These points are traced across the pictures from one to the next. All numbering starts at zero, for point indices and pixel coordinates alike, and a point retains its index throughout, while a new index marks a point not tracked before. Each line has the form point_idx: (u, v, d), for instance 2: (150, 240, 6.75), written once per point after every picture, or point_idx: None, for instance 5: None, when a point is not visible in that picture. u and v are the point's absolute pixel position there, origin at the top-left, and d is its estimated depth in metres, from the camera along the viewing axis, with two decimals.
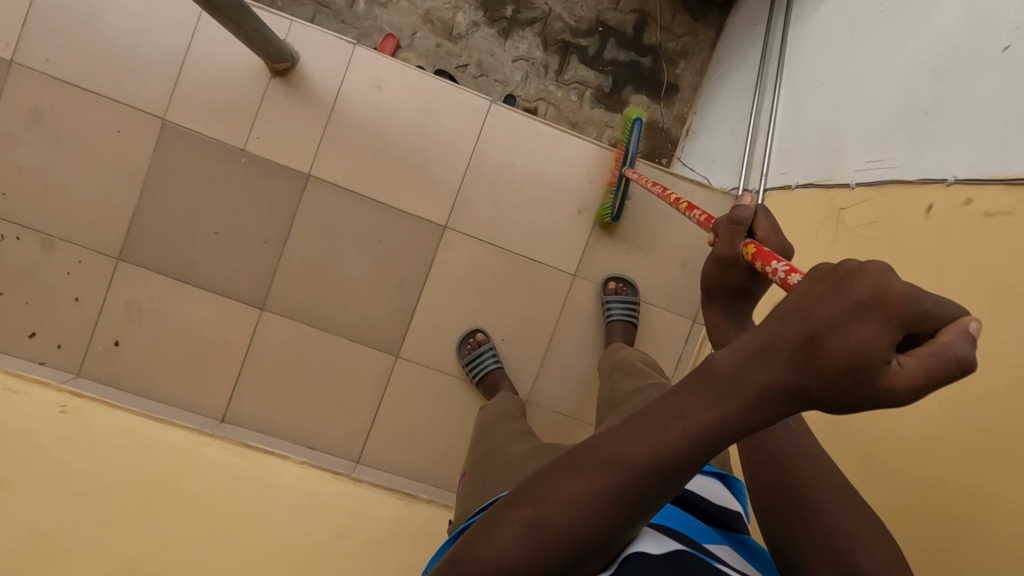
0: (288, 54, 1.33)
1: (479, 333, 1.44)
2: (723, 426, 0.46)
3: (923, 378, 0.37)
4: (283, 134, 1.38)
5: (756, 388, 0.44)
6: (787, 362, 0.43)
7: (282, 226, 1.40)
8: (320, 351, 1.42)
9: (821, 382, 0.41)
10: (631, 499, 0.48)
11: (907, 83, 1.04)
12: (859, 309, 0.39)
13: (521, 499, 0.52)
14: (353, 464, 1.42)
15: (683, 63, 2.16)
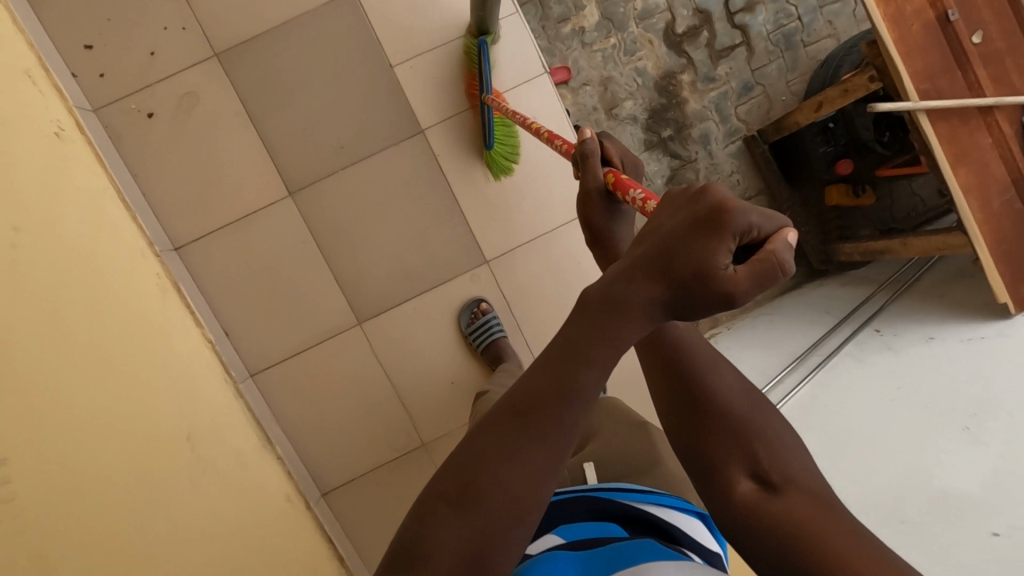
0: (491, 34, 1.33)
1: (484, 302, 1.41)
2: (607, 328, 0.51)
3: (753, 277, 0.47)
4: (432, 86, 1.37)
5: (638, 300, 0.51)
6: (650, 276, 0.51)
7: (365, 149, 1.37)
8: (303, 266, 1.38)
9: (679, 286, 0.50)
10: (551, 443, 0.50)
11: (902, 496, 1.17)
12: (703, 231, 0.49)
13: (447, 467, 0.51)
14: (245, 376, 1.38)
15: None
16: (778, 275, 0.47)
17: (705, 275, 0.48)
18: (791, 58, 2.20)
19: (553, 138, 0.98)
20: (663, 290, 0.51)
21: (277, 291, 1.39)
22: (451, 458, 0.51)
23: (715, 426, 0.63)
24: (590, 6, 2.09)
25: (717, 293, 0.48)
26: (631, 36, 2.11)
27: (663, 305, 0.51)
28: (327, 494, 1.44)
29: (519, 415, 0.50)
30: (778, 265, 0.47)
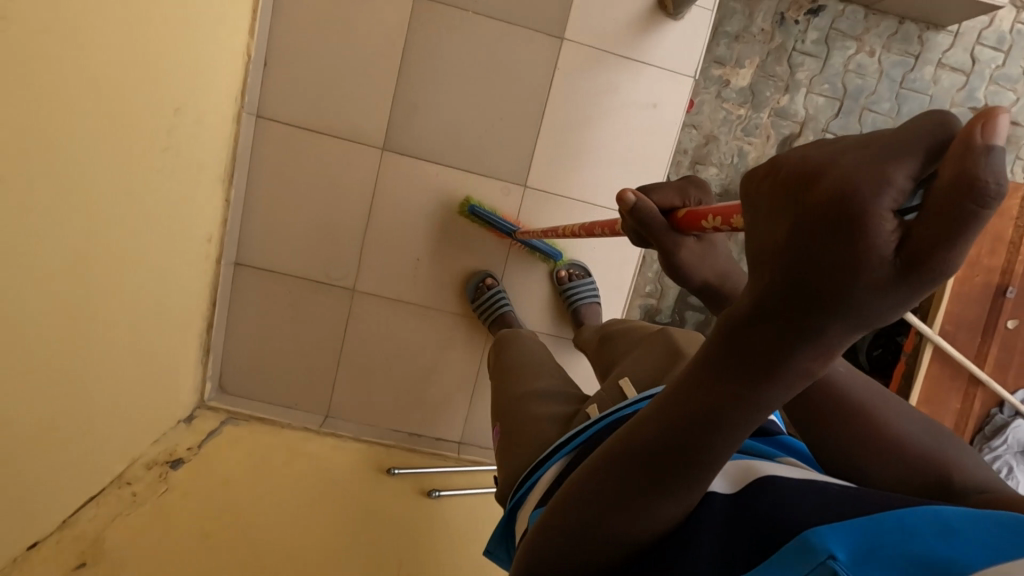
0: (681, 8, 1.30)
1: (491, 277, 1.39)
2: (753, 379, 0.42)
3: (934, 240, 0.30)
4: (597, 10, 1.34)
5: (755, 319, 0.40)
6: (756, 294, 0.39)
7: (504, 11, 1.32)
8: (375, 63, 1.32)
9: (802, 292, 0.36)
10: (662, 482, 0.48)
11: None
12: (810, 208, 0.34)
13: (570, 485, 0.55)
14: (253, 111, 1.30)
15: None
16: (977, 217, 0.29)
17: (856, 262, 0.33)
18: None
19: (594, 229, 1.01)
20: (780, 300, 0.37)
21: (336, 66, 1.32)
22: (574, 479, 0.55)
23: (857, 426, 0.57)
24: (748, 69, 2.09)
25: (893, 273, 0.32)
26: (758, 119, 2.12)
27: (797, 316, 0.37)
28: (241, 264, 1.38)
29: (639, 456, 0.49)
30: (970, 193, 0.28)
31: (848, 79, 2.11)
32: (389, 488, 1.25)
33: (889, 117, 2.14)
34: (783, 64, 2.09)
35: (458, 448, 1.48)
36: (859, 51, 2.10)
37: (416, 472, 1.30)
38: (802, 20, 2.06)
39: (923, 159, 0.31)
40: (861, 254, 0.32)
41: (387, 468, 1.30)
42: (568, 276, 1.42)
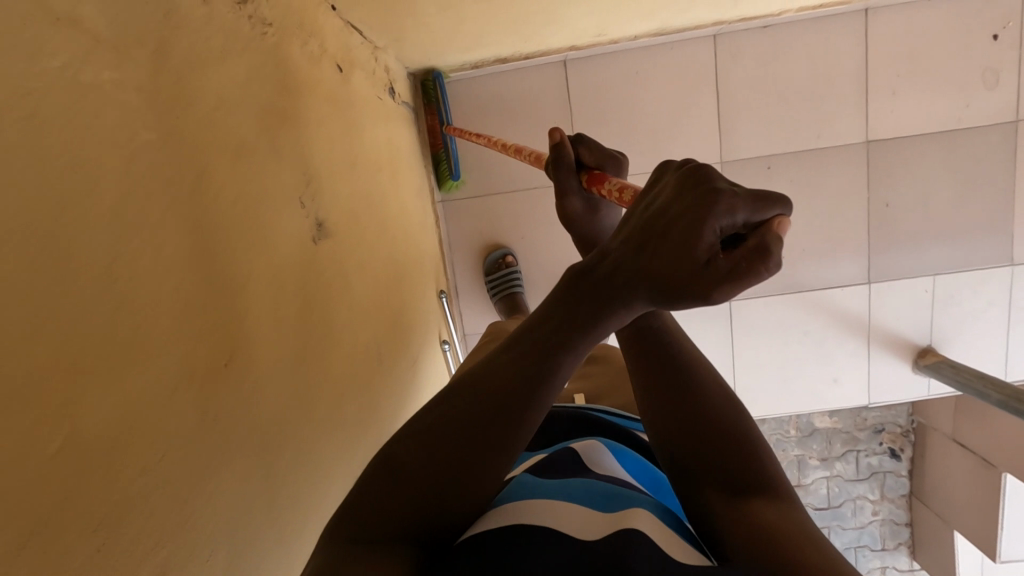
0: (926, 371, 1.43)
1: (513, 255, 1.40)
2: (579, 322, 0.46)
3: (737, 259, 0.40)
4: (903, 301, 1.44)
5: (631, 280, 0.45)
6: (635, 262, 0.45)
7: (877, 227, 1.40)
8: (796, 128, 1.36)
9: (658, 263, 0.44)
10: (483, 406, 0.45)
11: None
12: (677, 188, 0.44)
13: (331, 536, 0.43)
14: (715, 34, 1.31)
15: None
16: (762, 268, 0.39)
17: (679, 256, 0.42)
18: None
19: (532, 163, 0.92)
20: (647, 269, 0.44)
21: (784, 92, 1.34)
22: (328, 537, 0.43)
23: (709, 410, 0.56)
24: (827, 422, 2.33)
25: (705, 265, 0.42)
26: (789, 449, 2.34)
27: (649, 281, 0.45)
28: (567, 65, 1.34)
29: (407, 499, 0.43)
30: (763, 252, 0.39)
31: (847, 504, 2.36)
32: (433, 303, 1.21)
33: None
34: (842, 448, 2.33)
35: (466, 335, 1.49)
36: (871, 501, 2.36)
37: (448, 317, 1.27)
38: (882, 447, 2.33)
39: (744, 211, 0.41)
40: (695, 238, 0.42)
41: (440, 290, 1.27)
42: None
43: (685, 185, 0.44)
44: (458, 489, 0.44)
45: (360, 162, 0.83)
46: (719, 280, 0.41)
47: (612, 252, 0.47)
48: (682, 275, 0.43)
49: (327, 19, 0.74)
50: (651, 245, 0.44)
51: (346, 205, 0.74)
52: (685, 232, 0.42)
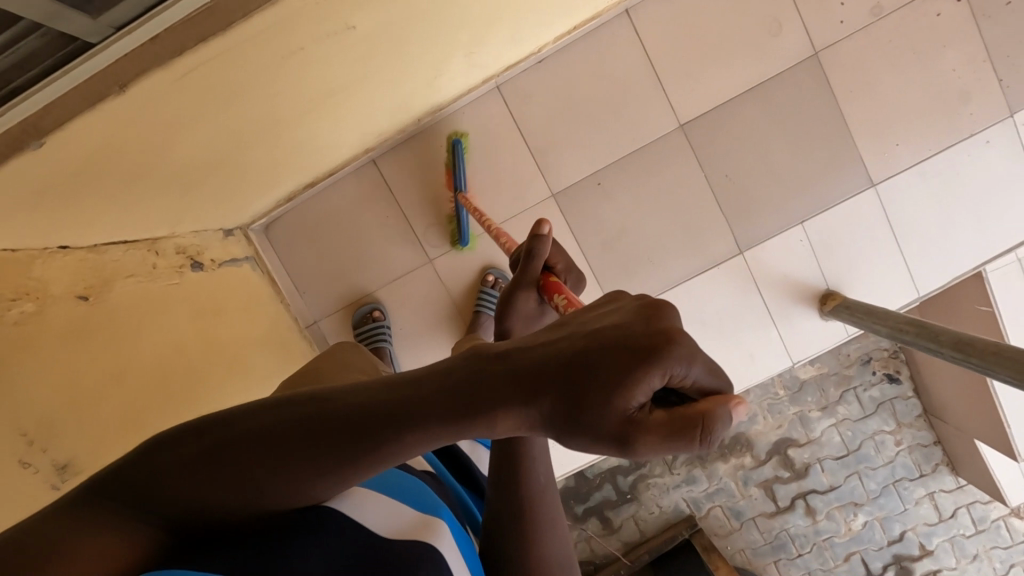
0: (832, 315, 1.38)
1: (380, 309, 1.42)
2: (458, 403, 0.40)
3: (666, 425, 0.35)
4: (782, 258, 1.42)
5: (536, 392, 0.38)
6: (556, 368, 0.38)
7: (725, 199, 1.39)
8: (609, 139, 1.37)
9: (577, 388, 0.36)
10: (310, 448, 0.43)
11: None
12: (629, 319, 0.38)
13: (129, 488, 0.43)
14: (497, 86, 1.35)
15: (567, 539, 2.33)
16: (699, 441, 0.35)
17: (605, 396, 0.36)
18: (762, 551, 2.31)
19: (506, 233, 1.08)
20: (558, 392, 0.37)
21: (584, 112, 1.37)
22: (127, 501, 0.43)
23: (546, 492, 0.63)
24: (812, 371, 2.24)
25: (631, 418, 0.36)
26: (785, 409, 2.26)
27: (554, 395, 0.37)
28: (375, 162, 1.39)
29: (190, 464, 0.43)
30: (702, 429, 0.35)
31: (866, 443, 2.26)
32: None
33: (866, 494, 2.27)
34: (838, 391, 2.25)
35: None
36: (890, 433, 2.26)
37: None
38: (878, 375, 2.25)
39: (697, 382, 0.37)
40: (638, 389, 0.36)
41: None
42: (493, 280, 1.40)
43: (632, 320, 0.38)
44: (251, 484, 0.44)
45: (148, 364, 0.91)
46: (645, 432, 0.35)
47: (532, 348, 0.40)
48: (600, 415, 0.36)
49: (53, 266, 0.81)
50: (582, 362, 0.37)
51: (117, 422, 0.84)
52: (625, 373, 0.35)
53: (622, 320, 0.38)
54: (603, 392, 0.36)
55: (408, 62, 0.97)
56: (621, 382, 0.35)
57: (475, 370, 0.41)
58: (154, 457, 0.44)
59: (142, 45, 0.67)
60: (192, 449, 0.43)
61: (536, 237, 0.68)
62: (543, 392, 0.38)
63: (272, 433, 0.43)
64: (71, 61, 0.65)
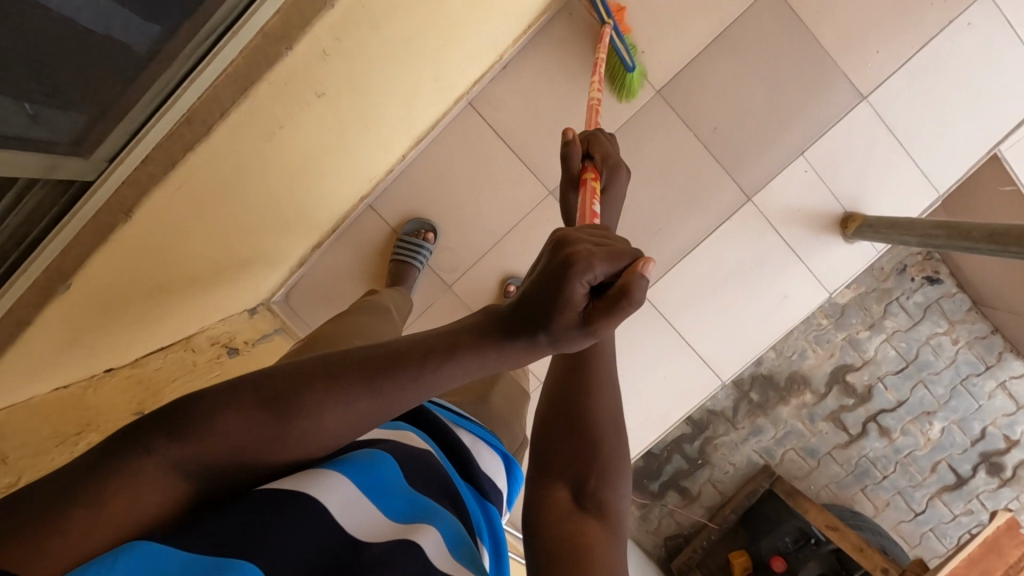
0: (857, 237, 1.36)
1: (431, 231, 1.40)
2: (445, 344, 0.47)
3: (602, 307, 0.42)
4: (791, 194, 1.40)
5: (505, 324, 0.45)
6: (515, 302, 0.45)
7: (720, 151, 1.38)
8: (591, 124, 1.37)
9: (533, 308, 0.44)
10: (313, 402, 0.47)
11: None
12: (556, 246, 0.44)
13: (176, 425, 0.44)
14: (468, 103, 1.36)
15: (649, 518, 2.33)
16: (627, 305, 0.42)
17: (553, 304, 0.43)
18: (846, 482, 2.29)
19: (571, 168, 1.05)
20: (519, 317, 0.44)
21: (559, 104, 1.37)
22: (172, 437, 0.44)
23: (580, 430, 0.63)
24: (850, 292, 2.20)
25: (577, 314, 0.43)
26: (832, 337, 2.22)
27: (522, 317, 0.44)
28: (372, 206, 1.41)
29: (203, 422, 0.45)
30: (627, 297, 0.42)
31: (923, 350, 2.22)
32: None
33: (936, 400, 2.23)
34: (880, 306, 2.21)
35: None
36: (945, 334, 2.22)
37: None
38: (917, 280, 2.20)
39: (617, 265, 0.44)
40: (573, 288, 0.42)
41: None
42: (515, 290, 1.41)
43: (552, 253, 0.44)
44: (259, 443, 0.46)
45: None
46: (594, 317, 0.42)
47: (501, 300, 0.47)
48: (555, 317, 0.43)
49: (104, 390, 0.86)
50: (530, 292, 0.44)
51: None
52: (556, 278, 0.42)
53: (549, 245, 0.45)
54: (548, 299, 0.43)
55: (379, 107, 0.98)
56: (559, 289, 0.42)
57: (462, 328, 0.48)
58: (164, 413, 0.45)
59: (136, 170, 0.70)
60: (234, 393, 0.46)
61: (567, 144, 0.76)
62: (513, 327, 0.45)
63: (314, 376, 0.47)
64: (75, 203, 0.68)
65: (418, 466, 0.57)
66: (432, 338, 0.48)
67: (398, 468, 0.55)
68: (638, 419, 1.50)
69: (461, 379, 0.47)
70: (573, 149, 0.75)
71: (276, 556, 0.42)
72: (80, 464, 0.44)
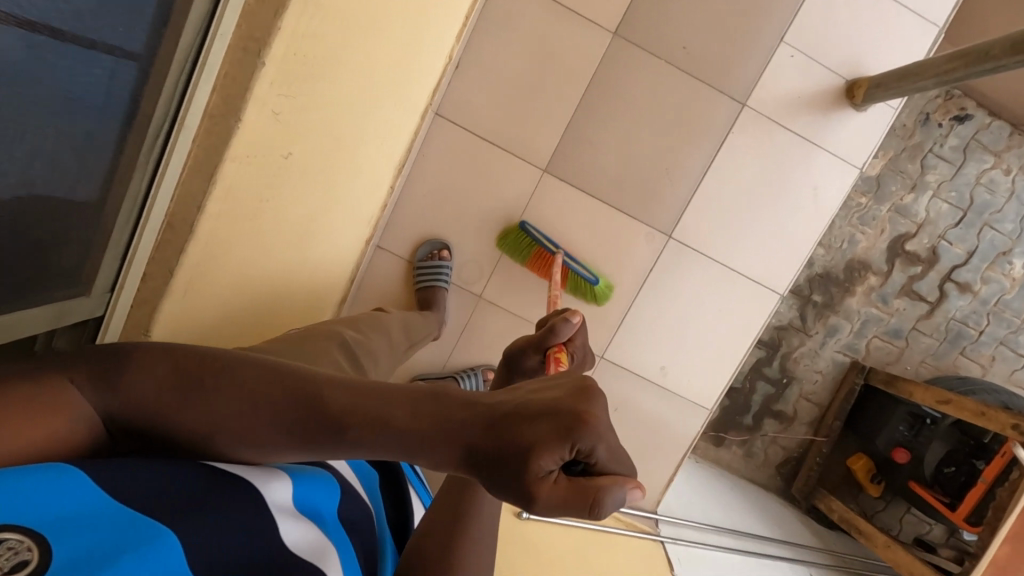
0: (870, 103, 1.29)
1: (445, 248, 1.38)
2: (400, 428, 0.45)
3: (556, 496, 0.40)
4: (786, 83, 1.33)
5: (458, 443, 0.43)
6: (478, 424, 0.43)
7: (699, 68, 1.32)
8: (562, 90, 1.33)
9: (490, 447, 0.42)
10: (256, 423, 0.46)
11: None
12: (555, 410, 0.41)
13: (104, 368, 0.45)
14: (436, 113, 1.33)
15: (753, 453, 2.26)
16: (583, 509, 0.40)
17: (509, 466, 0.41)
18: (942, 351, 2.19)
19: None
20: (477, 446, 0.42)
21: (524, 82, 1.33)
22: (94, 382, 0.44)
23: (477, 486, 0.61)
24: (879, 161, 2.08)
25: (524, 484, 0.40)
26: (877, 212, 2.11)
27: (480, 454, 0.42)
28: (380, 247, 1.41)
29: (161, 381, 0.46)
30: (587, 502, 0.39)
31: (977, 192, 2.10)
32: None
33: (1007, 237, 2.11)
34: (917, 164, 2.08)
35: None
36: (993, 168, 2.09)
37: None
38: (945, 125, 2.06)
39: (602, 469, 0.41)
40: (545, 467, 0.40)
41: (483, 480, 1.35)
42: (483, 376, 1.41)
43: (547, 410, 0.42)
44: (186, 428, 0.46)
45: None
46: (536, 495, 0.40)
47: (474, 402, 0.45)
48: (501, 476, 0.41)
49: None
50: (502, 430, 0.42)
51: None
52: (527, 448, 0.40)
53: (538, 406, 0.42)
54: (506, 453, 0.41)
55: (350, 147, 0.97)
56: (549, 488, 0.40)
57: (433, 400, 0.46)
58: (133, 359, 0.46)
59: (139, 290, 0.72)
60: (191, 365, 0.47)
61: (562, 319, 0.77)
62: (469, 452, 0.43)
63: (247, 370, 0.48)
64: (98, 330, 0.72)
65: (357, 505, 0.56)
66: (399, 401, 0.46)
67: (337, 500, 0.53)
68: (712, 359, 1.46)
69: (374, 454, 0.46)
70: (567, 325, 0.77)
71: (196, 532, 0.39)
72: (23, 368, 0.42)
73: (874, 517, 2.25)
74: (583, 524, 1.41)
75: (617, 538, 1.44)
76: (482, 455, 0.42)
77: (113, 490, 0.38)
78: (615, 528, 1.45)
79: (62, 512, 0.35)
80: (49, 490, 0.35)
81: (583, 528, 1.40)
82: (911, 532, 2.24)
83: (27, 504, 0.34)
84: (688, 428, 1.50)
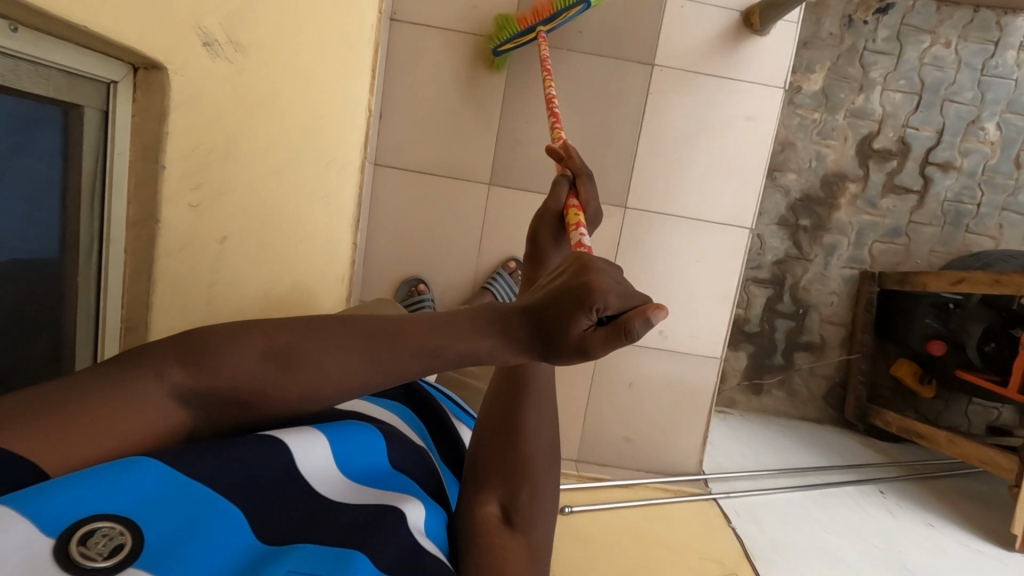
0: (768, 25, 1.33)
1: (422, 280, 1.44)
2: (466, 345, 0.50)
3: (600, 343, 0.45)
4: (684, 33, 1.38)
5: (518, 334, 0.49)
6: (534, 316, 0.49)
7: (598, 45, 1.38)
8: (480, 106, 1.40)
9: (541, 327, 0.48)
10: (337, 377, 0.50)
11: None
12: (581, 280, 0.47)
13: (188, 355, 0.48)
14: (374, 163, 1.41)
15: (794, 390, 2.22)
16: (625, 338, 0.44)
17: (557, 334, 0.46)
18: (947, 234, 2.17)
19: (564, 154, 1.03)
20: (536, 331, 0.48)
21: (443, 110, 1.40)
22: (182, 366, 0.48)
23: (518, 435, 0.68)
24: (819, 74, 2.08)
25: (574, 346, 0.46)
26: (835, 122, 2.10)
27: (540, 341, 0.48)
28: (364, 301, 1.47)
29: (233, 363, 0.48)
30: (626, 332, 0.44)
31: (926, 72, 2.09)
32: None
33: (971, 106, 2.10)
34: (858, 64, 2.09)
35: (580, 458, 1.57)
36: (934, 44, 2.08)
37: None
38: (872, 20, 2.06)
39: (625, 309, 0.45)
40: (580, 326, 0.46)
41: None
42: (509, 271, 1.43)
43: (571, 283, 0.47)
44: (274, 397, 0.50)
45: None
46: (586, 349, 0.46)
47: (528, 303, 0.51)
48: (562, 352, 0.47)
49: None
50: (548, 318, 0.47)
51: None
52: (567, 317, 0.46)
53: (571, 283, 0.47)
54: (558, 327, 0.47)
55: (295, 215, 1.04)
56: (582, 336, 0.45)
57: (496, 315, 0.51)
58: (205, 343, 0.49)
59: None
60: (266, 333, 0.50)
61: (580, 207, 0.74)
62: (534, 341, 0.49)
63: (325, 328, 0.51)
64: None
65: (408, 449, 0.63)
66: (465, 324, 0.51)
67: (383, 448, 0.60)
68: (706, 306, 1.48)
69: (453, 365, 0.51)
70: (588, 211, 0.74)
71: (258, 511, 0.46)
72: (106, 370, 0.46)
73: (938, 418, 2.19)
74: (634, 502, 1.43)
75: (670, 506, 1.45)
76: (534, 336, 0.49)
77: (189, 473, 0.44)
78: (666, 498, 1.46)
79: (143, 499, 0.41)
80: (127, 480, 0.41)
81: (635, 506, 1.42)
82: (981, 421, 2.17)
83: (110, 499, 0.39)
84: (706, 381, 1.52)
